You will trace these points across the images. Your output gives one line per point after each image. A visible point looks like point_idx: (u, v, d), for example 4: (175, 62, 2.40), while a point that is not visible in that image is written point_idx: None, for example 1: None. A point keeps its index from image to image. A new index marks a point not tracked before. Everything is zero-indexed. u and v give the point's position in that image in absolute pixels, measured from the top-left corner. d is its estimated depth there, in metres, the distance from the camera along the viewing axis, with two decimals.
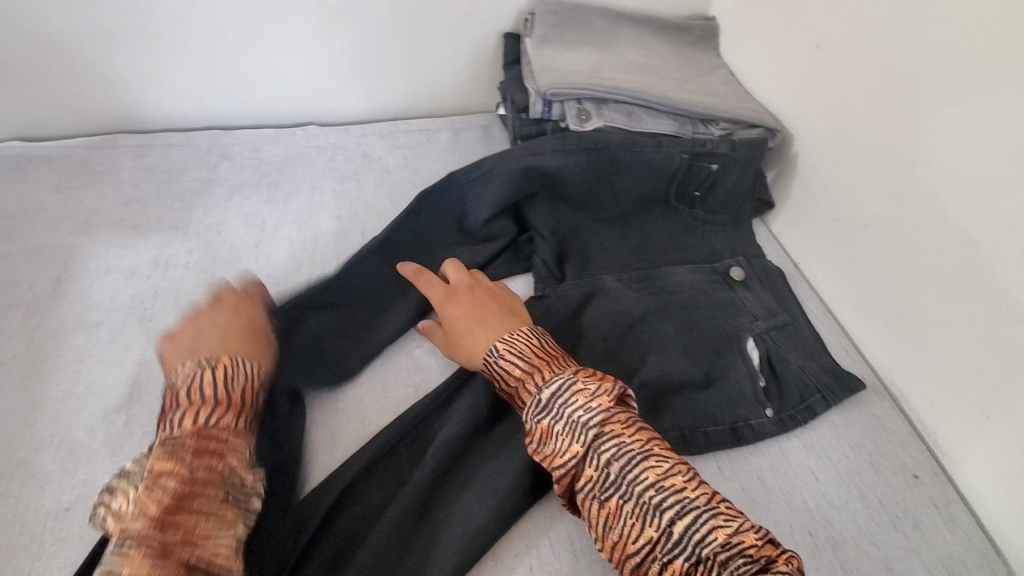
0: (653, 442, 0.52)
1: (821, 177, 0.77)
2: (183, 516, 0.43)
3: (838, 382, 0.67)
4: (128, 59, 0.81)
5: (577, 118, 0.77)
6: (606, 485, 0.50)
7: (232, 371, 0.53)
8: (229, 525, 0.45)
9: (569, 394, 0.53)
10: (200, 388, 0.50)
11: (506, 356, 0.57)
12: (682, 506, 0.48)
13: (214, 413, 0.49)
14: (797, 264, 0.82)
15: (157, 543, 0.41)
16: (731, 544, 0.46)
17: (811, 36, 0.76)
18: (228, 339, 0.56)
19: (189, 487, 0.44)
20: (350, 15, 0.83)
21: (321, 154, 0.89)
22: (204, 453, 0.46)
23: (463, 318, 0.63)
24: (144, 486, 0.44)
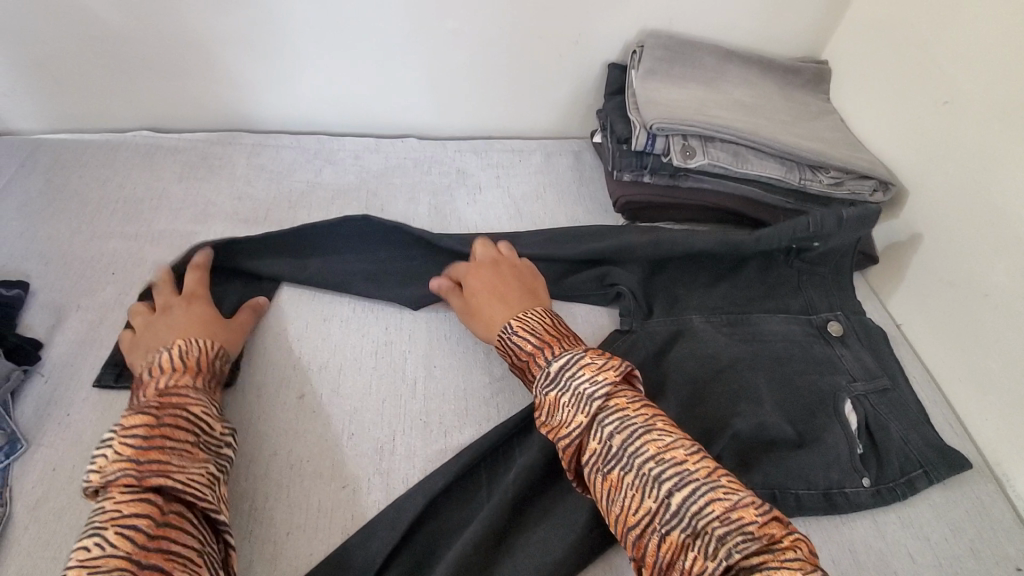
0: (656, 418, 0.53)
1: (936, 236, 0.73)
2: (157, 457, 0.48)
3: (942, 458, 0.63)
4: (255, 64, 0.87)
5: (681, 153, 0.76)
6: (608, 458, 0.51)
7: (187, 346, 0.59)
8: (201, 461, 0.50)
9: (577, 368, 0.55)
10: (159, 362, 0.57)
11: (519, 332, 0.61)
12: (681, 479, 0.48)
13: (172, 378, 0.56)
14: (897, 325, 0.78)
15: (134, 478, 0.47)
16: (729, 519, 0.45)
17: (938, 90, 0.73)
18: (194, 327, 0.62)
19: (156, 433, 0.50)
20: (463, 37, 0.86)
21: (418, 166, 0.92)
22: (166, 406, 0.52)
23: (484, 291, 0.67)
24: (119, 436, 0.49)
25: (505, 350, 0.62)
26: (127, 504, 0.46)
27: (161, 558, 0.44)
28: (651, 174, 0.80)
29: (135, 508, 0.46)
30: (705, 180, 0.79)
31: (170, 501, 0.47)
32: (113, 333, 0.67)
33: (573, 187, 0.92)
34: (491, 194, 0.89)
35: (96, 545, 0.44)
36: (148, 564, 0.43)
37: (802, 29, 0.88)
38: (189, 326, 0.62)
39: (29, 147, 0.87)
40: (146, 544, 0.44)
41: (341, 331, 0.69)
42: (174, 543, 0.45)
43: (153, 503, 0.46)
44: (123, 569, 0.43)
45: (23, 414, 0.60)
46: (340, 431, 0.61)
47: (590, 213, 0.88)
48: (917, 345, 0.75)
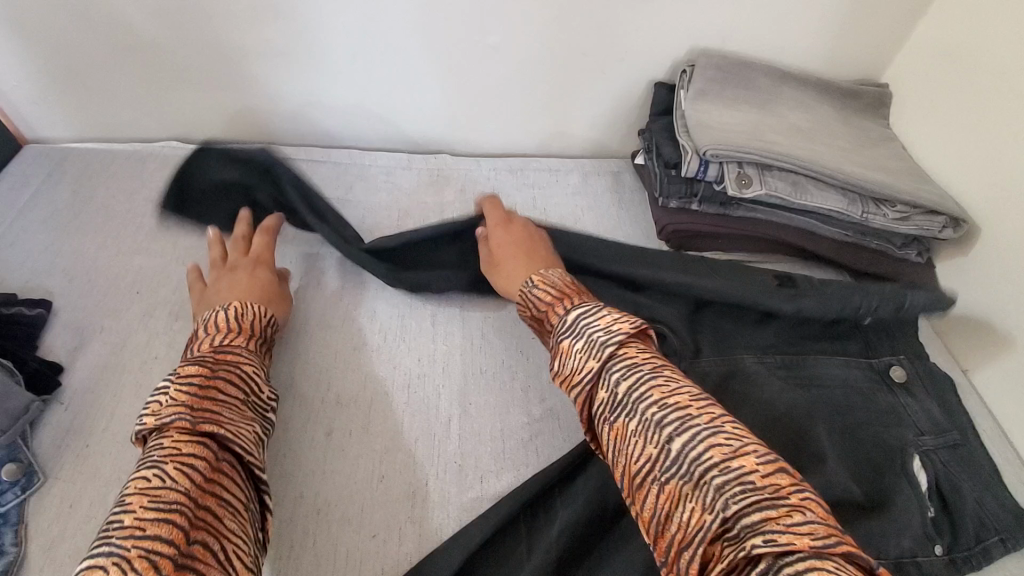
0: (667, 368, 0.50)
1: (1012, 279, 0.67)
2: (210, 408, 0.49)
3: (1022, 525, 0.57)
4: (288, 76, 0.84)
5: (737, 182, 0.71)
6: (615, 406, 0.49)
7: (244, 310, 0.59)
8: (250, 421, 0.50)
9: (591, 317, 0.54)
10: (218, 321, 0.57)
11: (540, 285, 0.61)
12: (683, 425, 0.45)
13: (227, 338, 0.56)
14: (963, 371, 0.72)
15: (189, 422, 0.47)
16: (730, 468, 0.41)
17: (1018, 121, 0.67)
18: (250, 282, 0.64)
19: (210, 384, 0.50)
20: (504, 52, 0.83)
21: (451, 185, 0.88)
22: (222, 363, 0.53)
23: (510, 247, 0.68)
24: (176, 385, 0.50)
25: (525, 305, 0.62)
26: (184, 443, 0.45)
27: (214, 499, 0.43)
28: (702, 202, 0.75)
29: (193, 449, 0.45)
30: (759, 209, 0.75)
31: (222, 448, 0.47)
32: (135, 358, 0.64)
33: (613, 210, 0.87)
34: (527, 215, 0.85)
35: (155, 476, 0.43)
36: (203, 502, 0.42)
37: (862, 51, 0.83)
38: (242, 285, 0.64)
39: (58, 156, 0.86)
40: (201, 482, 0.43)
41: (372, 362, 0.66)
42: (225, 489, 0.45)
43: (208, 447, 0.46)
44: (181, 502, 0.42)
45: (40, 443, 0.57)
46: (369, 473, 0.57)
47: (632, 239, 0.84)
48: (987, 396, 0.70)
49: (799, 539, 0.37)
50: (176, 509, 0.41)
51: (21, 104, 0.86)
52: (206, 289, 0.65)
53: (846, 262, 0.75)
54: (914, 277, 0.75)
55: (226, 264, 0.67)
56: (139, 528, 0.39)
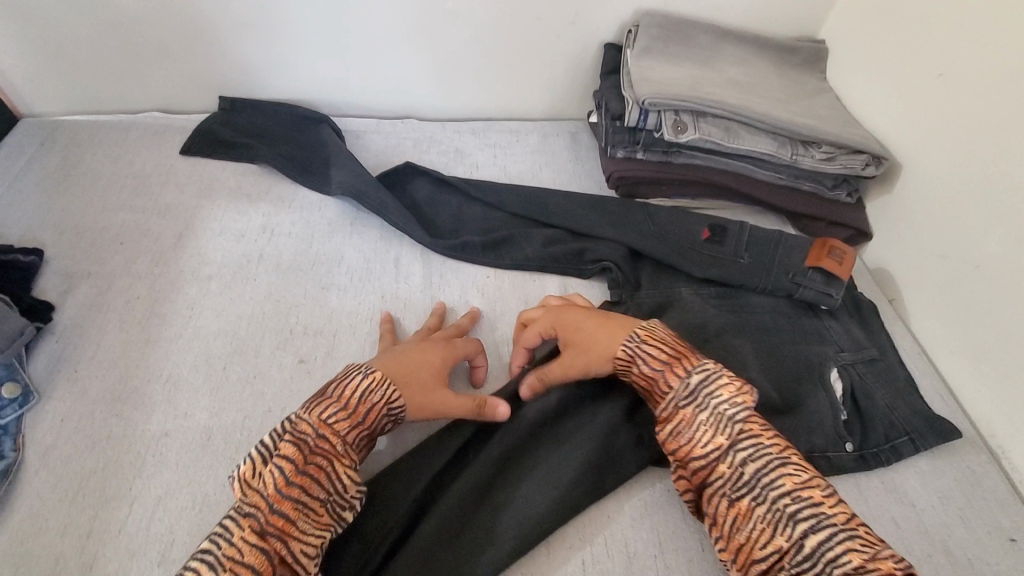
0: (791, 452, 0.51)
1: (928, 211, 0.73)
2: (288, 511, 0.46)
3: (929, 425, 0.63)
4: (260, 46, 0.90)
5: (672, 129, 0.77)
6: (738, 484, 0.49)
7: (378, 387, 0.54)
8: (321, 530, 0.48)
9: (717, 386, 0.53)
10: (347, 389, 0.54)
11: (647, 342, 0.58)
12: (817, 521, 0.46)
13: (337, 412, 0.52)
14: (890, 300, 0.78)
15: (260, 524, 0.45)
16: (866, 570, 0.43)
17: (932, 64, 0.73)
18: (415, 371, 0.58)
19: (299, 480, 0.48)
20: (462, 18, 0.88)
21: (417, 146, 0.94)
22: (318, 453, 0.49)
23: (583, 314, 0.64)
24: (274, 458, 0.48)
25: (632, 364, 0.58)
26: (249, 550, 0.44)
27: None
28: (645, 150, 0.81)
29: (252, 558, 0.44)
30: (697, 155, 0.80)
31: (282, 563, 0.45)
32: (120, 298, 0.70)
33: (569, 166, 0.93)
34: (488, 172, 0.91)
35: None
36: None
37: (799, 9, 0.88)
38: (411, 368, 0.58)
39: (48, 127, 0.91)
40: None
41: (339, 299, 0.72)
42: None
43: (269, 559, 0.44)
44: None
45: (35, 369, 0.63)
46: None
47: (586, 191, 0.89)
48: (912, 321, 0.75)
49: None
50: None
51: (11, 79, 0.92)
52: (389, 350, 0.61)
53: (780, 205, 0.81)
54: (845, 215, 0.80)
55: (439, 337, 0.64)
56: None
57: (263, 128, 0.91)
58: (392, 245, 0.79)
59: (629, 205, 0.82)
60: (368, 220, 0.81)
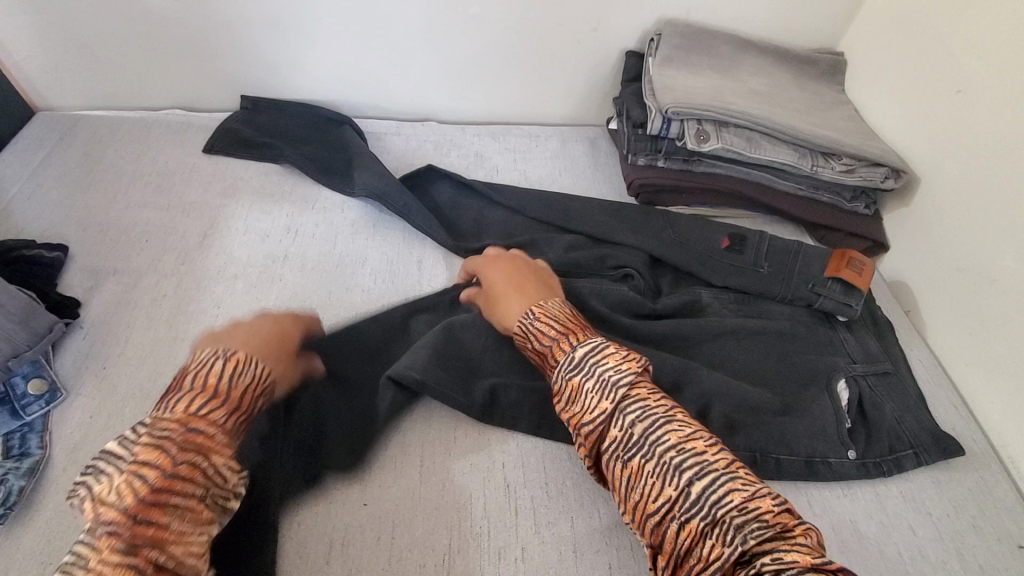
0: (677, 411, 0.53)
1: (946, 224, 0.74)
2: (158, 517, 0.41)
3: (935, 443, 0.63)
4: (286, 47, 0.91)
5: (696, 138, 0.77)
6: (629, 445, 0.51)
7: (243, 368, 0.52)
8: (204, 527, 0.44)
9: (601, 356, 0.55)
10: (206, 375, 0.50)
11: (541, 318, 0.60)
12: (701, 468, 0.47)
13: (205, 404, 0.49)
14: (905, 312, 0.79)
15: (126, 537, 0.40)
16: (747, 508, 0.45)
17: (950, 81, 0.74)
18: (260, 333, 0.57)
19: (169, 482, 0.43)
20: (486, 24, 0.89)
21: (437, 149, 0.94)
22: (189, 448, 0.45)
23: (504, 283, 0.66)
24: (129, 469, 0.43)
25: (525, 339, 0.61)
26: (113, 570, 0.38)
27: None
28: (666, 158, 0.82)
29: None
30: (718, 164, 0.81)
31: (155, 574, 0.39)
32: (145, 296, 0.70)
33: (588, 171, 0.94)
34: (508, 175, 0.91)
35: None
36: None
37: (818, 22, 0.90)
38: (257, 335, 0.57)
39: (70, 123, 0.92)
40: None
41: (362, 300, 0.72)
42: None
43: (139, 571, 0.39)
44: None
45: (62, 365, 0.63)
46: None
47: (605, 196, 0.90)
48: (928, 332, 0.76)
49: (802, 556, 0.41)
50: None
51: (33, 74, 0.92)
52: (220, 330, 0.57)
53: (799, 215, 0.82)
54: (861, 226, 0.82)
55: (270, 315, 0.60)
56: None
57: (286, 128, 0.92)
58: (414, 248, 0.79)
59: (649, 211, 0.82)
60: (390, 222, 0.82)
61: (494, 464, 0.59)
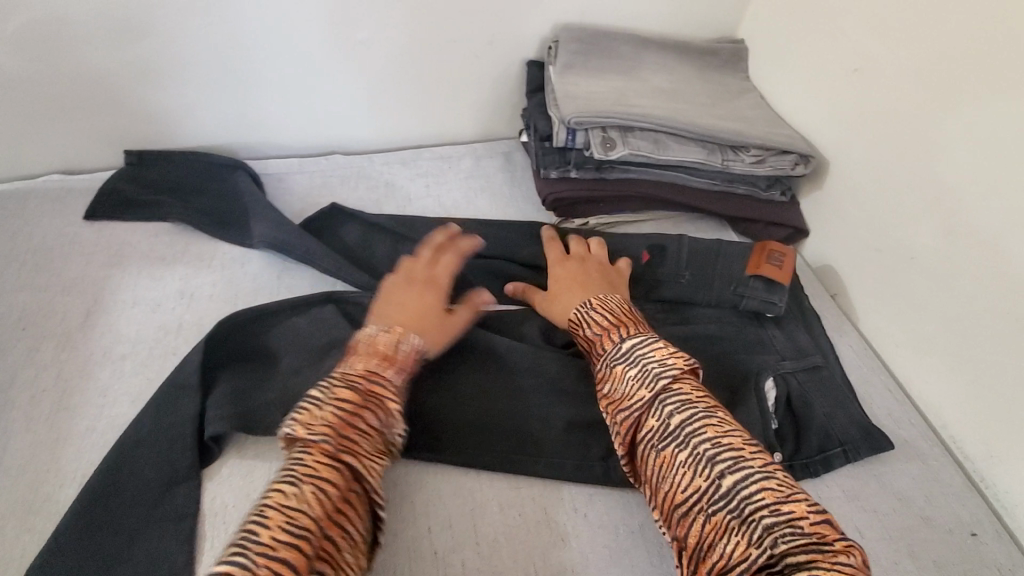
0: (719, 409, 0.52)
1: (859, 206, 0.74)
2: (355, 439, 0.50)
3: (864, 437, 0.62)
4: (164, 95, 0.84)
5: (601, 146, 0.75)
6: (665, 435, 0.50)
7: (402, 338, 0.58)
8: (382, 457, 0.51)
9: (648, 348, 0.55)
10: (377, 343, 0.57)
11: (597, 309, 0.61)
12: (735, 465, 0.46)
13: (377, 361, 0.55)
14: (833, 295, 0.78)
15: (333, 446, 0.48)
16: (780, 511, 0.43)
17: (846, 61, 0.74)
18: (420, 310, 0.62)
19: (361, 413, 0.51)
20: (377, 49, 0.85)
21: (344, 183, 0.89)
22: (372, 394, 0.53)
23: (567, 277, 0.68)
24: (331, 402, 0.51)
25: (579, 325, 0.61)
26: (325, 469, 0.47)
27: (338, 530, 0.45)
28: (577, 169, 0.79)
29: (327, 473, 0.47)
30: (630, 169, 0.79)
31: (352, 478, 0.48)
32: (22, 394, 0.63)
33: (505, 188, 0.90)
34: (421, 204, 0.87)
35: (292, 494, 0.45)
36: (328, 533, 0.44)
37: (713, 11, 0.89)
38: (410, 307, 0.62)
39: None
40: (330, 513, 0.45)
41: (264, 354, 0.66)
42: (349, 521, 0.46)
43: (342, 475, 0.48)
44: (309, 529, 0.44)
45: None
46: (267, 468, 0.59)
47: (524, 212, 0.87)
48: (856, 314, 0.75)
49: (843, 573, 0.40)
50: (305, 536, 0.43)
51: None
52: (380, 299, 0.64)
53: (716, 211, 0.80)
54: (778, 215, 0.81)
55: (413, 280, 0.66)
56: (271, 547, 0.42)
57: (175, 180, 0.85)
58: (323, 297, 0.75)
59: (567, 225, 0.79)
60: (296, 270, 0.77)
61: (419, 530, 0.55)
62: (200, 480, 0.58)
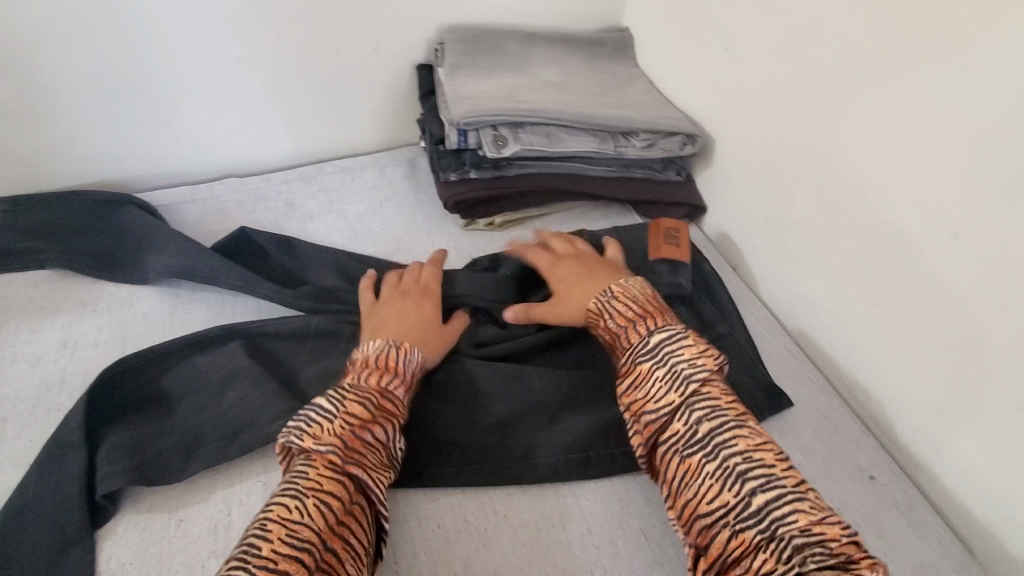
0: (748, 418, 0.51)
1: (745, 178, 0.76)
2: (363, 452, 0.50)
3: (766, 400, 0.64)
4: (26, 134, 0.78)
5: (493, 144, 0.75)
6: (691, 442, 0.50)
7: (410, 354, 0.59)
8: (387, 470, 0.52)
9: (679, 347, 0.54)
10: (386, 357, 0.57)
11: (619, 299, 0.61)
12: (767, 481, 0.46)
13: (382, 373, 0.56)
14: (734, 267, 0.81)
15: (340, 458, 0.49)
16: (812, 531, 0.43)
17: (716, 42, 0.76)
18: (417, 323, 0.63)
19: (369, 427, 0.51)
20: (256, 64, 0.82)
21: (241, 208, 0.86)
22: (381, 408, 0.53)
23: (574, 270, 0.68)
24: (340, 414, 0.51)
25: (600, 316, 0.62)
26: (331, 482, 0.47)
27: (342, 543, 0.45)
28: (475, 169, 0.79)
29: (333, 486, 0.47)
30: (528, 164, 0.79)
31: (356, 492, 0.48)
32: None
33: (410, 195, 0.89)
34: (324, 220, 0.84)
35: (297, 507, 0.45)
36: (330, 547, 0.44)
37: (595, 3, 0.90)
38: (412, 322, 0.63)
39: None
40: (333, 526, 0.45)
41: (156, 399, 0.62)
42: (354, 533, 0.46)
43: (346, 488, 0.48)
44: (313, 543, 0.44)
45: None
46: (167, 518, 0.55)
47: (431, 217, 0.85)
48: (756, 282, 0.78)
49: None
50: (308, 549, 0.43)
51: None
52: (374, 311, 0.65)
53: (617, 196, 0.82)
54: (675, 194, 0.83)
55: (407, 294, 0.67)
56: (271, 561, 0.41)
57: (49, 221, 0.78)
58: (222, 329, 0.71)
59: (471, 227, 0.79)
60: (192, 305, 0.74)
61: None
62: (92, 542, 0.53)
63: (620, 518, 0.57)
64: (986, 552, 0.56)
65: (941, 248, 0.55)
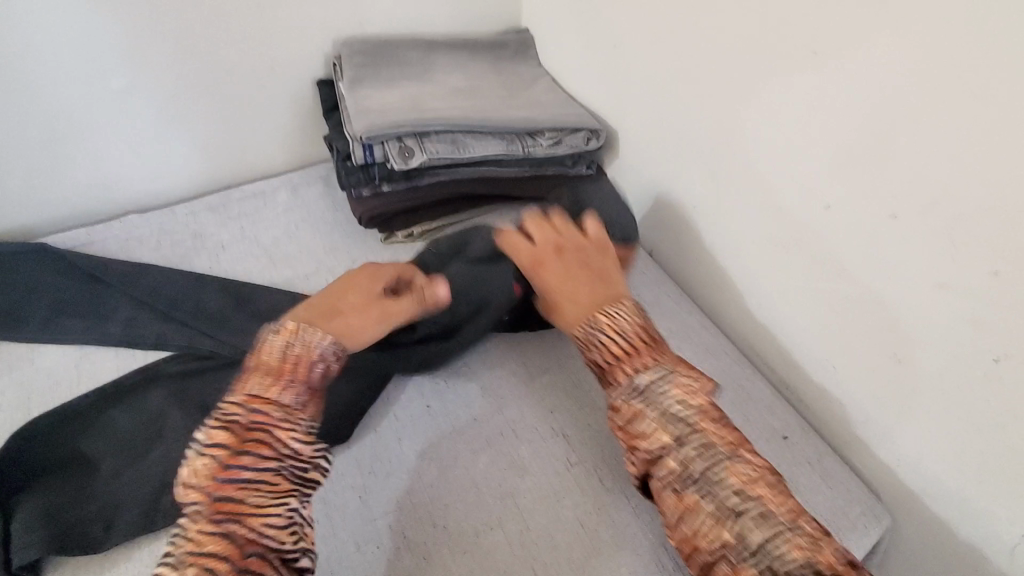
0: (743, 448, 0.49)
1: (648, 167, 0.79)
2: (237, 492, 0.44)
3: None
4: None
5: (400, 156, 0.75)
6: (686, 479, 0.47)
7: (295, 348, 0.51)
8: (282, 497, 0.45)
9: (668, 387, 0.52)
10: (267, 358, 0.51)
11: (608, 331, 0.56)
12: (764, 518, 0.44)
13: (260, 385, 0.49)
14: (650, 252, 0.84)
15: (212, 510, 0.43)
16: (813, 567, 0.41)
17: (607, 38, 0.78)
18: (342, 304, 0.56)
19: (241, 456, 0.45)
20: (142, 93, 0.78)
21: (146, 245, 0.81)
22: (251, 429, 0.46)
23: (564, 288, 0.60)
24: (205, 452, 0.45)
25: (588, 346, 0.57)
26: (210, 539, 0.42)
27: None
28: (386, 183, 0.78)
29: (214, 543, 0.41)
30: (440, 172, 0.80)
31: (248, 541, 0.42)
32: None
33: (326, 214, 0.87)
34: (237, 249, 0.82)
35: None
36: None
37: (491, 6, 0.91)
38: (341, 307, 0.56)
39: None
40: None
41: (65, 460, 0.59)
42: None
43: (232, 542, 0.42)
44: None
45: None
46: None
47: (349, 234, 0.84)
48: (670, 264, 0.82)
49: None
50: None
51: None
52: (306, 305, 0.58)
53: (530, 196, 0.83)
54: None
55: (350, 274, 0.60)
56: None
57: None
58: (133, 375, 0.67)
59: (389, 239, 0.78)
60: (99, 353, 0.70)
61: None
62: None
63: (554, 512, 0.58)
64: (888, 492, 0.61)
65: (818, 219, 0.58)
